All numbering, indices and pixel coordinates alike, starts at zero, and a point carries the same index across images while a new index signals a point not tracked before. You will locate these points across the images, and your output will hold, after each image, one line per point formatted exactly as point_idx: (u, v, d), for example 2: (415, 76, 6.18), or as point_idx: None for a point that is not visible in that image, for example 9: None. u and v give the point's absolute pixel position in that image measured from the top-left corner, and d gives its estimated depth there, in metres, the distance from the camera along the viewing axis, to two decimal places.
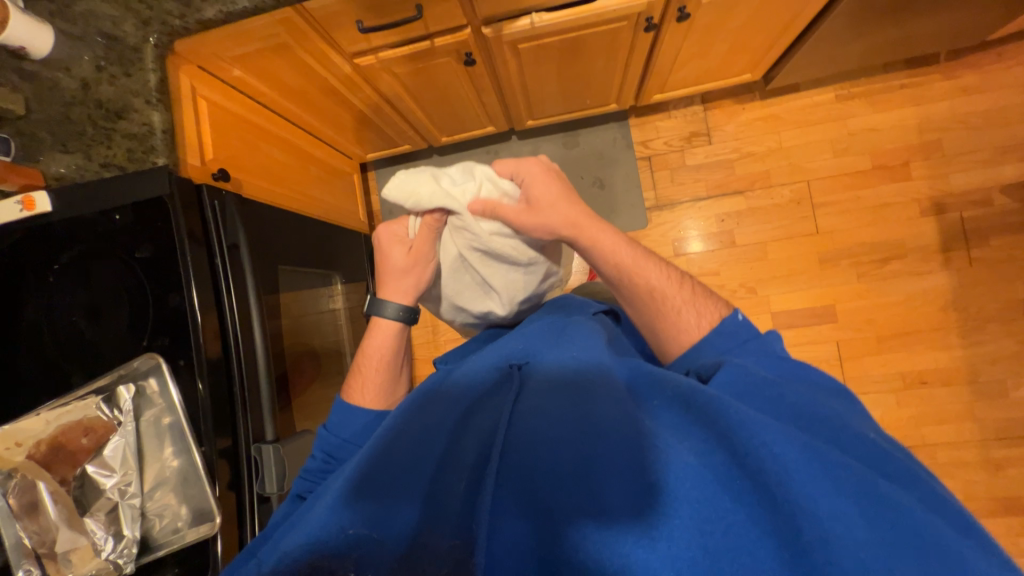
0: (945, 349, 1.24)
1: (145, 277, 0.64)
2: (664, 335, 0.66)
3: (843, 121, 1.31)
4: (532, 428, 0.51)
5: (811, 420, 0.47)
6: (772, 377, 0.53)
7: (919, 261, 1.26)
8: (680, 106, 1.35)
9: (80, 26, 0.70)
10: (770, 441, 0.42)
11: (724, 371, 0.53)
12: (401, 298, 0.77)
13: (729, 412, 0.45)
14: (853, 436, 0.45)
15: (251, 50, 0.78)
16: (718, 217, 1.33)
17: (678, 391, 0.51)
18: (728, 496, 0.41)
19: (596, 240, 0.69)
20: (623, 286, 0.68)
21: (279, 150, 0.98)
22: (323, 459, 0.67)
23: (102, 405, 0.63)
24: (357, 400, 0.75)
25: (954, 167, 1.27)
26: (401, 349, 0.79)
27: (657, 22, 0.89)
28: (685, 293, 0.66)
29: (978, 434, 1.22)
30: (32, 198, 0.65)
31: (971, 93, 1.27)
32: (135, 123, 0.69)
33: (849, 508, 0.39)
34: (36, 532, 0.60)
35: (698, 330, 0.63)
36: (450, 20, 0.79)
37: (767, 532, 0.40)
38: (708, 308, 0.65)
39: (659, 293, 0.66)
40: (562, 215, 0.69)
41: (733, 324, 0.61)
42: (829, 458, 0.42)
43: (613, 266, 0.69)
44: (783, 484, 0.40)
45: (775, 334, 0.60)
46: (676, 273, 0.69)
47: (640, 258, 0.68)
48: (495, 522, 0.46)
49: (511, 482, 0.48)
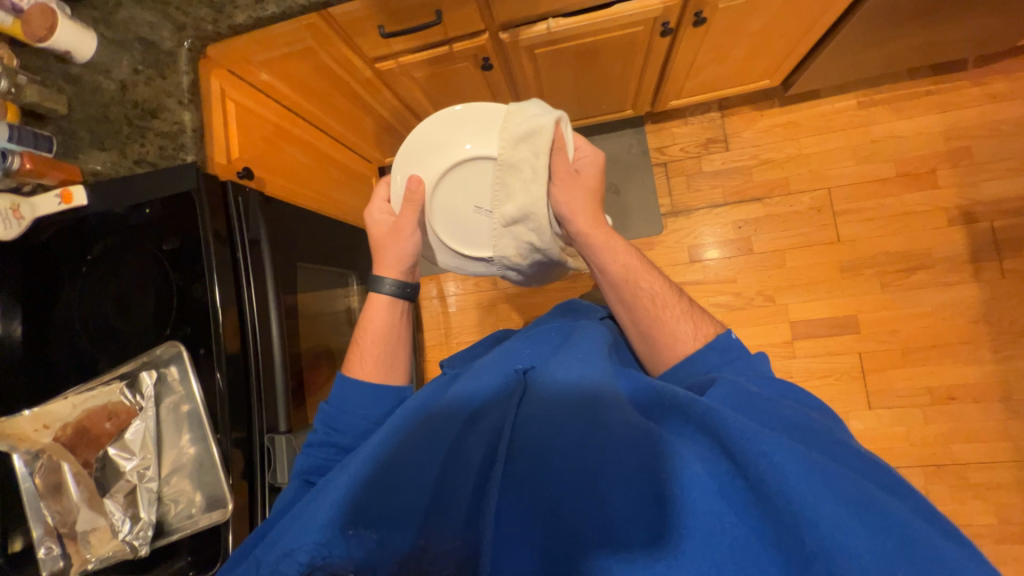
0: (976, 363, 1.19)
1: (171, 268, 0.67)
2: (658, 347, 0.64)
3: (866, 128, 1.28)
4: (537, 433, 0.52)
5: (805, 431, 0.46)
6: (764, 392, 0.50)
7: (947, 272, 1.22)
8: (697, 113, 1.35)
9: (120, 32, 0.74)
10: (772, 452, 0.41)
11: (717, 388, 0.51)
12: (395, 273, 0.74)
13: (730, 422, 0.43)
14: (844, 447, 0.45)
15: (276, 55, 0.81)
16: (735, 224, 1.31)
17: (676, 402, 0.49)
18: (732, 508, 0.41)
19: (602, 244, 0.70)
20: (623, 289, 0.67)
21: (303, 153, 1.01)
22: (325, 432, 0.67)
23: (125, 390, 0.65)
24: (358, 376, 0.70)
25: (985, 175, 1.23)
26: (407, 324, 0.75)
27: (674, 27, 0.89)
28: (683, 305, 0.66)
29: (1013, 454, 1.16)
30: (70, 192, 0.68)
31: (1002, 100, 1.24)
32: (168, 122, 0.73)
33: (850, 520, 0.38)
34: (58, 512, 0.62)
35: (699, 340, 0.62)
36: (468, 25, 0.81)
37: (772, 543, 0.39)
38: (702, 321, 0.65)
39: (659, 299, 0.66)
40: (587, 204, 0.71)
41: (725, 341, 0.60)
42: (828, 470, 0.40)
43: (613, 269, 0.68)
44: (786, 495, 0.39)
45: (764, 356, 0.60)
46: (676, 288, 0.68)
47: (643, 267, 0.68)
48: (500, 525, 0.48)
49: (517, 487, 0.49)
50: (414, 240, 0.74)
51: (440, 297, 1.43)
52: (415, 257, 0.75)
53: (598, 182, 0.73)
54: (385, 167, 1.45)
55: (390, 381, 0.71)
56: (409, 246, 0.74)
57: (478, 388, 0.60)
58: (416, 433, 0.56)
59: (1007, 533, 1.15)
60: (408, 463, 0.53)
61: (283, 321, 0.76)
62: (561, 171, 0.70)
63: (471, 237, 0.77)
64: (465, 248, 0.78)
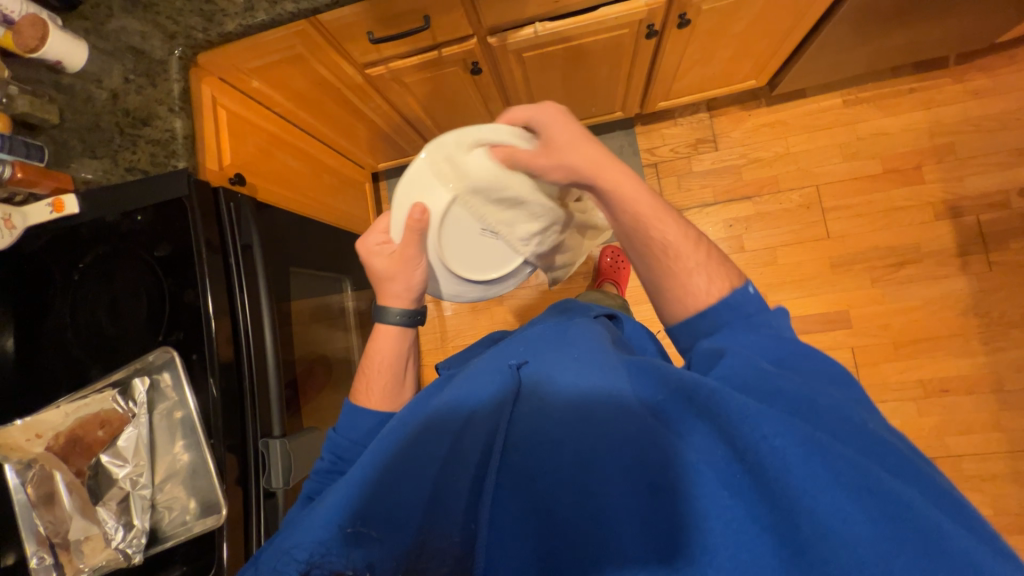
0: (967, 355, 1.20)
1: (162, 275, 0.67)
2: (671, 300, 0.59)
3: (852, 126, 1.30)
4: (533, 428, 0.52)
5: (818, 411, 0.43)
6: (772, 367, 0.48)
7: (935, 265, 1.23)
8: (686, 114, 1.37)
9: (111, 42, 0.75)
10: (773, 436, 0.40)
11: (723, 362, 0.49)
12: (398, 302, 0.72)
13: (729, 403, 0.42)
14: (858, 427, 0.42)
15: (267, 62, 0.82)
16: (726, 222, 1.32)
17: (674, 388, 0.48)
18: (728, 493, 0.41)
19: (612, 188, 0.61)
20: (635, 237, 0.60)
21: (295, 159, 1.01)
22: (331, 460, 0.65)
23: (118, 397, 0.65)
24: (365, 403, 0.70)
25: (969, 170, 1.25)
26: (411, 348, 0.75)
27: (659, 29, 0.91)
28: (699, 254, 0.58)
29: (1007, 445, 1.17)
30: (62, 201, 0.69)
31: (983, 96, 1.26)
32: (159, 129, 0.73)
33: (852, 506, 0.37)
34: (51, 522, 0.62)
35: (716, 292, 0.56)
36: (457, 30, 0.82)
37: (767, 529, 0.39)
38: (720, 275, 0.57)
39: (674, 249, 0.58)
40: (578, 153, 0.62)
41: (741, 298, 0.55)
42: (833, 454, 0.39)
43: (625, 216, 0.61)
44: (784, 482, 0.39)
45: (784, 313, 0.56)
46: (694, 232, 0.60)
47: (654, 211, 0.59)
48: (495, 517, 0.49)
49: (513, 482, 0.50)
50: (422, 267, 0.71)
51: (435, 302, 1.44)
52: (423, 283, 0.73)
53: (575, 128, 0.64)
54: (379, 172, 1.45)
55: (399, 401, 0.72)
56: (418, 273, 0.71)
57: (473, 388, 0.58)
58: (413, 432, 0.55)
59: (1003, 524, 1.15)
60: (404, 461, 0.53)
61: (277, 326, 0.75)
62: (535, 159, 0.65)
63: (489, 262, 0.81)
64: (489, 275, 0.83)
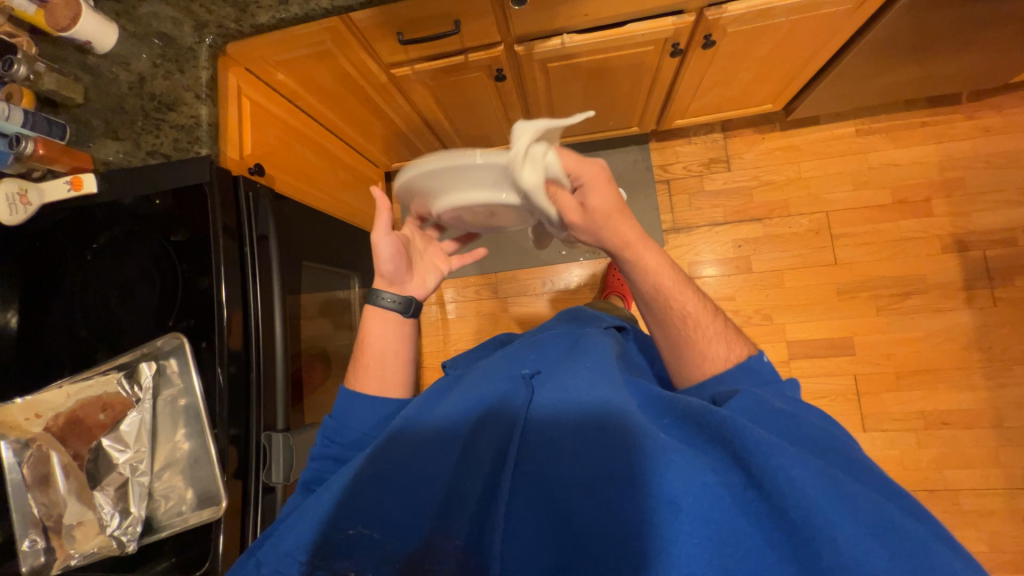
0: (969, 389, 1.21)
1: (178, 260, 0.67)
2: (687, 370, 0.62)
3: (864, 155, 1.32)
4: (546, 437, 0.51)
5: (827, 450, 0.45)
6: (786, 408, 0.50)
7: (941, 298, 1.24)
8: (701, 133, 1.38)
9: (141, 26, 0.75)
10: (789, 466, 0.41)
11: (739, 398, 0.50)
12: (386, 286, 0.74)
13: (745, 433, 0.43)
14: (866, 469, 0.44)
15: (295, 57, 0.82)
16: (735, 242, 1.33)
17: (689, 411, 0.49)
18: (746, 520, 0.41)
19: (636, 262, 0.63)
20: (656, 311, 0.63)
21: (313, 153, 1.01)
22: (325, 442, 0.66)
23: (123, 381, 0.64)
24: (360, 388, 0.70)
25: (978, 205, 1.26)
26: (410, 339, 0.74)
27: (683, 48, 0.92)
28: (716, 325, 0.62)
29: (1004, 481, 1.16)
30: (80, 179, 0.69)
31: (993, 134, 1.28)
32: (184, 115, 0.73)
33: (869, 540, 0.38)
34: (45, 504, 0.61)
35: (732, 358, 0.60)
36: (485, 37, 0.83)
37: (785, 556, 0.39)
38: (735, 343, 0.62)
39: (693, 319, 0.61)
40: (613, 226, 0.63)
41: (756, 364, 0.59)
42: (847, 487, 0.40)
43: (647, 288, 0.63)
44: (803, 509, 0.39)
45: (794, 382, 0.59)
46: (713, 307, 0.64)
47: (679, 286, 0.63)
48: (507, 527, 0.48)
49: (525, 491, 0.49)
50: (386, 242, 0.70)
51: (438, 303, 1.43)
52: (394, 258, 0.71)
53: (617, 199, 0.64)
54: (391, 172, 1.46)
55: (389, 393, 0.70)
56: (382, 249, 0.71)
57: (484, 390, 0.58)
58: (426, 434, 0.56)
59: (997, 561, 1.15)
60: (415, 462, 0.53)
61: (287, 319, 0.75)
62: (572, 213, 0.64)
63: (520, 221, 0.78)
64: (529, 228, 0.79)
